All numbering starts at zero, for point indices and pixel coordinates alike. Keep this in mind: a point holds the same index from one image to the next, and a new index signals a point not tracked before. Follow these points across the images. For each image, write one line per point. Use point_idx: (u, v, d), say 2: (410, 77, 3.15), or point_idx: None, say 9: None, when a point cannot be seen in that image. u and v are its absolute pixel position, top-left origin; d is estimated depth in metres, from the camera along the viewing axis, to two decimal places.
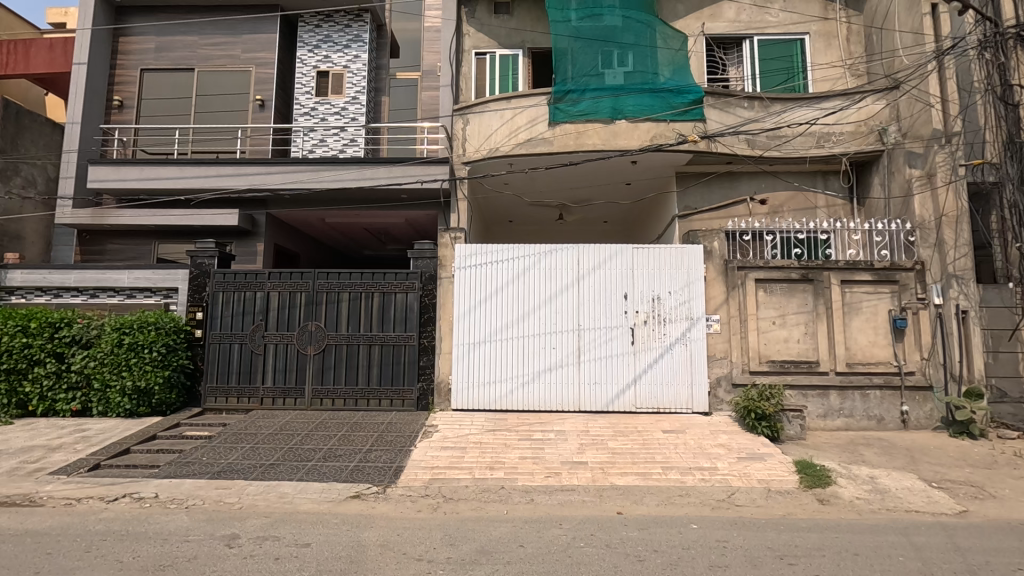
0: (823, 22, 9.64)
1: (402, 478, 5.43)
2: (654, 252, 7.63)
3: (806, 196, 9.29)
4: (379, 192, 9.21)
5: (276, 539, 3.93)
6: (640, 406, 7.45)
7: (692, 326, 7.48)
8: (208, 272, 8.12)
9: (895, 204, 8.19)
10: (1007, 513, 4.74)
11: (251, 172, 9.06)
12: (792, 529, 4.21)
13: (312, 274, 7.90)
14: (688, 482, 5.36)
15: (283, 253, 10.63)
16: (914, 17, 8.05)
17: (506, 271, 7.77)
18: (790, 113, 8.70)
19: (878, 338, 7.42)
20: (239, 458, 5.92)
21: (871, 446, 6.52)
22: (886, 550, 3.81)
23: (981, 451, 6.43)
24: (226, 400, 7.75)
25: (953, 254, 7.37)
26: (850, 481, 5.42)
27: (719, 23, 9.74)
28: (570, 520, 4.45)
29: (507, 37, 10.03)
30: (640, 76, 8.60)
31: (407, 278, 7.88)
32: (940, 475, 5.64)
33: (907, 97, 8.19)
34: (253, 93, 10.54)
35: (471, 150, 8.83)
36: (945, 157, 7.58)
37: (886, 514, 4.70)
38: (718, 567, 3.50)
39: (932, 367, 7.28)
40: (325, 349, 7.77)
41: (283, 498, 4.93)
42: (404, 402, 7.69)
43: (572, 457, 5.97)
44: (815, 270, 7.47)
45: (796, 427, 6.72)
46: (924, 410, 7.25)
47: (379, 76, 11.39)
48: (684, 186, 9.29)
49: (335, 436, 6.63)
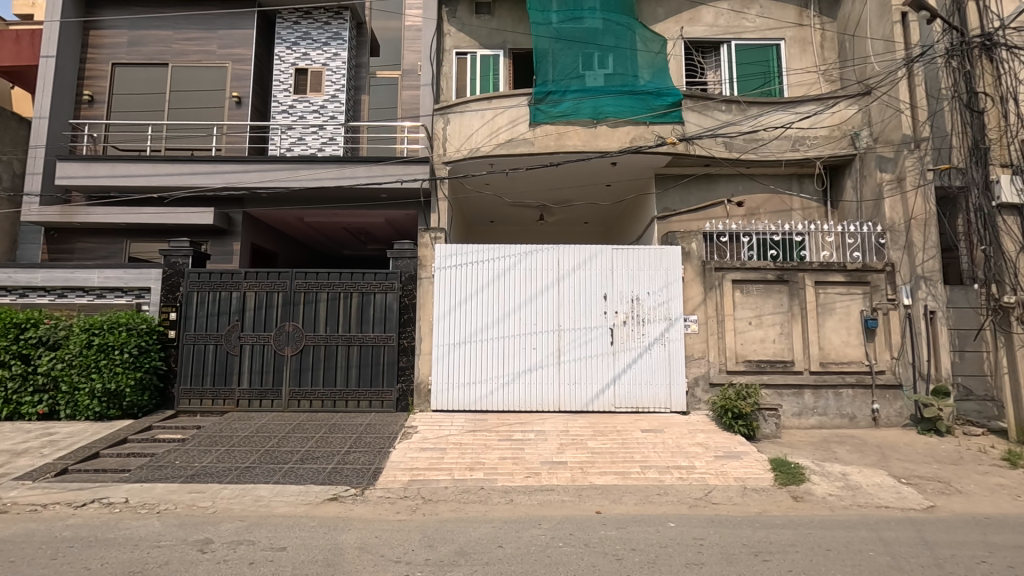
0: (798, 28, 9.85)
1: (380, 480, 5.39)
2: (633, 253, 7.69)
3: (781, 198, 9.48)
4: (358, 191, 9.13)
5: (251, 543, 3.86)
6: (620, 406, 7.50)
7: (671, 326, 7.57)
8: (182, 271, 7.94)
9: (867, 207, 8.42)
10: (972, 507, 4.89)
11: (228, 170, 8.89)
12: (767, 526, 4.28)
13: (289, 274, 7.80)
14: (666, 481, 5.41)
15: (261, 253, 10.47)
16: (885, 25, 8.24)
17: (486, 272, 7.76)
18: (766, 117, 8.85)
19: (850, 338, 7.61)
20: (213, 462, 5.80)
21: (843, 444, 6.67)
22: (857, 545, 3.89)
23: (948, 447, 6.63)
24: (201, 402, 7.61)
25: (921, 256, 7.55)
26: (823, 478, 5.53)
27: (698, 27, 9.88)
28: (549, 519, 4.46)
29: (488, 37, 10.03)
30: (620, 78, 8.67)
31: (386, 277, 7.82)
32: (909, 471, 5.79)
33: (879, 102, 8.43)
34: (229, 89, 10.37)
35: (451, 150, 8.77)
36: (914, 161, 7.78)
37: (858, 509, 4.81)
38: (695, 564, 3.54)
39: (901, 366, 7.49)
40: (303, 350, 7.67)
41: (258, 501, 4.85)
42: (383, 403, 7.63)
43: (552, 457, 5.99)
44: (790, 271, 7.61)
45: (771, 425, 6.82)
46: (895, 407, 7.45)
47: (358, 74, 11.32)
48: (664, 188, 9.40)
49: (313, 438, 6.56)
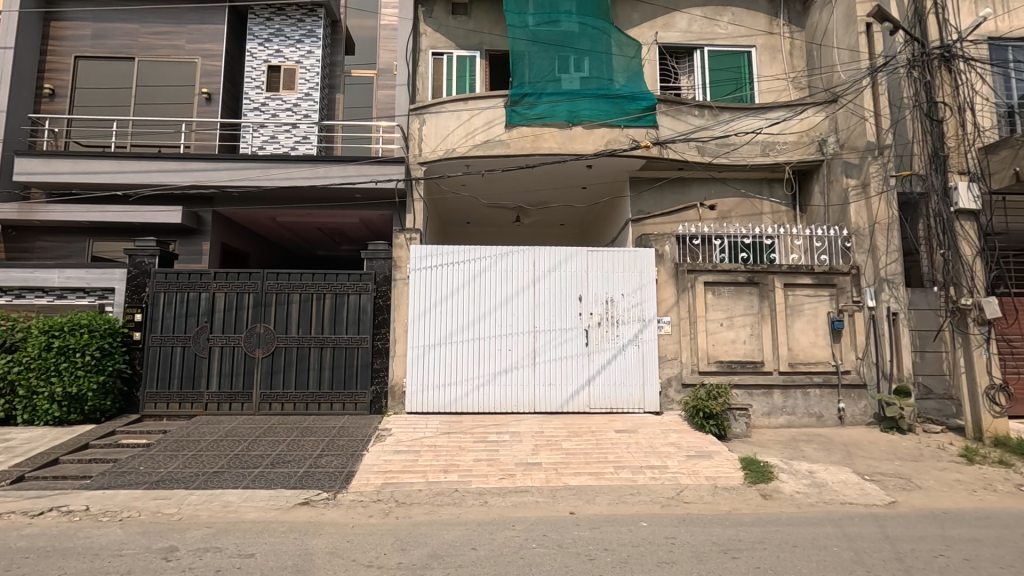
0: (768, 36, 10.07)
1: (353, 484, 5.31)
2: (608, 255, 7.77)
3: (752, 202, 9.67)
4: (332, 191, 9.01)
5: (218, 550, 3.78)
6: (594, 406, 7.56)
7: (645, 327, 7.66)
8: (148, 272, 7.72)
9: (834, 211, 8.65)
10: (931, 502, 5.06)
11: (197, 168, 8.70)
12: (736, 524, 4.36)
13: (260, 274, 7.65)
14: (639, 481, 5.47)
15: (231, 252, 10.23)
16: (851, 35, 8.50)
17: (462, 273, 7.73)
18: (737, 122, 9.04)
19: (818, 339, 7.81)
20: (179, 467, 5.66)
21: (811, 442, 6.83)
22: (821, 541, 4.00)
23: (909, 444, 6.85)
24: (167, 406, 7.41)
25: (884, 260, 7.82)
26: (790, 476, 5.66)
27: (672, 33, 10.04)
28: (523, 521, 4.46)
29: (464, 38, 10.01)
30: (596, 82, 8.75)
31: (360, 278, 7.73)
32: (872, 468, 5.97)
33: (845, 110, 8.68)
34: (199, 85, 10.13)
35: (427, 151, 8.72)
36: (878, 168, 8.09)
37: (823, 506, 4.93)
38: (666, 563, 3.58)
39: (866, 366, 7.73)
40: (275, 352, 7.54)
41: (227, 507, 4.74)
42: (357, 405, 7.54)
43: (527, 458, 6.01)
44: (760, 273, 7.78)
45: (742, 425, 6.95)
46: (859, 406, 7.68)
47: (333, 72, 11.15)
48: (638, 191, 9.52)
49: (284, 441, 6.44)
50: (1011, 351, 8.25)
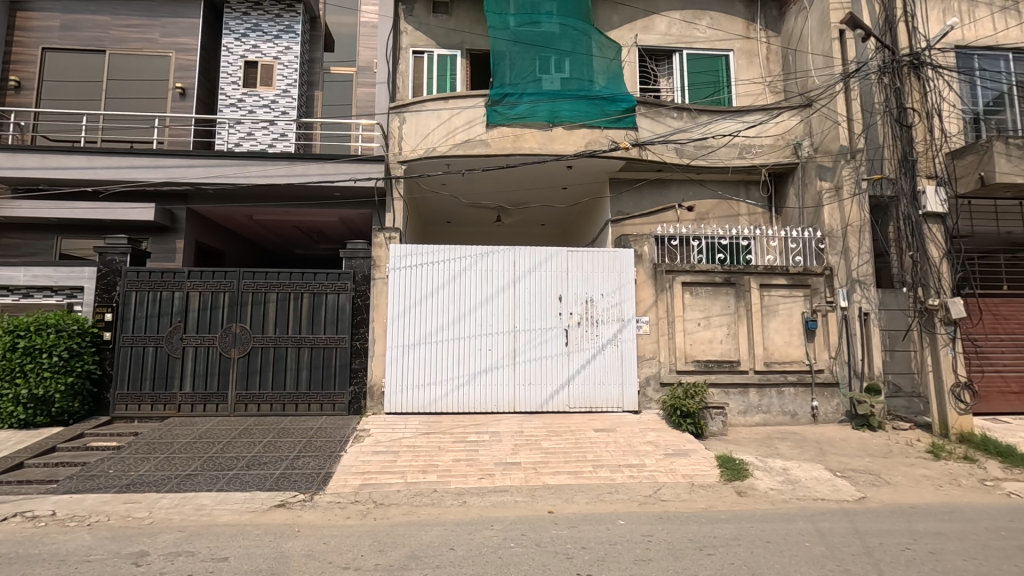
0: (745, 40, 10.23)
1: (331, 485, 5.25)
2: (587, 255, 7.82)
3: (729, 204, 9.81)
4: (310, 189, 8.91)
5: (190, 554, 3.70)
6: (573, 406, 7.59)
7: (624, 327, 7.73)
8: (119, 270, 7.53)
9: (808, 214, 8.83)
10: (900, 497, 5.20)
11: (170, 165, 8.52)
12: (711, 521, 4.42)
13: (236, 273, 7.53)
14: (617, 480, 5.51)
15: (206, 250, 10.04)
16: (825, 41, 8.69)
17: (442, 272, 7.70)
18: (715, 125, 9.15)
19: (792, 339, 7.97)
20: (151, 470, 5.53)
21: (785, 440, 6.96)
22: (794, 536, 4.07)
23: (879, 441, 7.03)
24: (139, 408, 7.24)
25: (856, 261, 8.02)
26: (765, 473, 5.76)
27: (652, 35, 10.13)
28: (501, 520, 4.46)
29: (445, 37, 9.98)
30: (576, 83, 8.79)
31: (339, 278, 7.66)
32: (843, 465, 6.11)
33: (819, 114, 8.88)
34: (173, 80, 9.92)
35: (407, 150, 8.66)
36: (850, 171, 8.28)
37: (797, 502, 5.03)
38: (643, 561, 3.62)
39: (838, 365, 7.92)
40: (251, 352, 7.42)
41: (200, 510, 4.66)
42: (335, 406, 7.46)
43: (506, 458, 6.01)
44: (737, 274, 7.91)
45: (718, 423, 7.05)
46: (831, 404, 7.85)
47: (311, 69, 11.03)
48: (617, 192, 9.59)
49: (261, 442, 6.35)
50: (976, 351, 8.51)
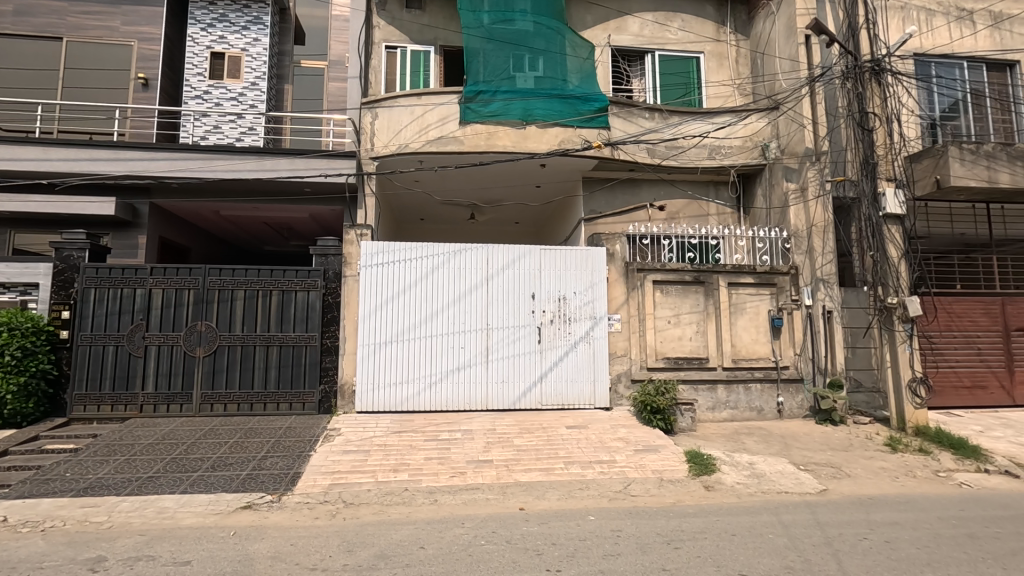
0: (716, 43, 10.41)
1: (299, 486, 5.16)
2: (560, 253, 7.86)
3: (699, 204, 9.98)
4: (279, 185, 8.74)
5: (150, 559, 3.60)
6: (546, 404, 7.64)
7: (596, 325, 7.80)
8: (77, 266, 7.26)
9: (775, 214, 9.03)
10: (859, 489, 5.38)
11: (132, 158, 8.26)
12: (679, 515, 4.50)
13: (202, 270, 7.35)
14: (588, 476, 5.56)
15: (170, 246, 9.76)
16: (791, 46, 8.90)
17: (415, 270, 7.64)
18: (686, 126, 9.29)
19: (759, 336, 8.16)
20: (110, 473, 5.36)
21: (752, 435, 7.13)
22: (758, 529, 4.18)
23: (840, 435, 7.26)
24: (98, 408, 7.01)
25: (820, 261, 8.25)
26: (731, 468, 5.89)
27: (624, 36, 10.23)
28: (472, 518, 4.46)
29: (419, 33, 9.89)
30: (550, 82, 8.82)
31: (309, 275, 7.56)
32: (807, 459, 6.29)
33: (785, 117, 9.10)
34: (135, 70, 9.61)
35: (379, 146, 8.56)
36: (815, 173, 8.52)
37: (761, 496, 5.16)
38: (611, 555, 3.66)
39: (802, 362, 8.15)
40: (217, 350, 7.25)
41: (162, 513, 4.53)
42: (305, 405, 7.36)
43: (478, 456, 6.00)
44: (705, 273, 8.06)
45: (687, 419, 7.18)
46: (796, 400, 8.08)
47: (281, 62, 10.87)
48: (590, 191, 9.67)
49: (227, 443, 6.21)
50: (931, 347, 8.87)
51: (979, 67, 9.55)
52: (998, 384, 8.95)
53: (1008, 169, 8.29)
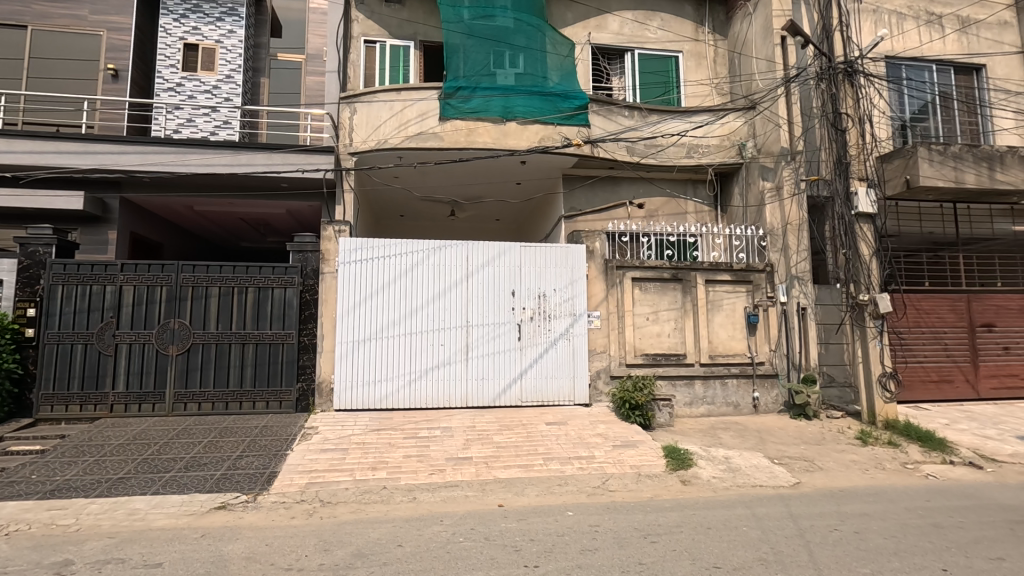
0: (694, 42, 10.51)
1: (275, 485, 5.10)
2: (540, 250, 7.88)
3: (677, 202, 10.08)
4: (255, 180, 8.59)
5: (120, 561, 3.53)
6: (526, 400, 7.66)
7: (576, 322, 7.84)
8: (43, 262, 7.05)
9: (751, 212, 9.17)
10: (831, 482, 5.51)
11: (102, 151, 8.04)
12: (656, 510, 4.55)
13: (175, 266, 7.19)
14: (567, 472, 5.59)
15: (142, 242, 9.53)
16: (767, 47, 9.03)
17: (394, 266, 7.57)
18: (664, 124, 9.37)
19: (736, 333, 8.29)
20: (79, 474, 5.22)
21: (728, 430, 7.24)
22: (733, 522, 4.24)
23: (814, 429, 7.42)
24: (65, 409, 6.81)
25: (795, 258, 8.41)
26: (708, 462, 5.98)
27: (604, 34, 10.27)
28: (451, 515, 4.45)
29: (398, 28, 9.80)
30: (530, 79, 8.82)
31: (285, 272, 7.46)
32: (781, 453, 6.41)
33: (761, 117, 9.23)
34: (104, 61, 9.35)
35: (358, 141, 8.47)
36: (790, 172, 8.66)
37: (737, 489, 5.25)
38: (589, 550, 3.69)
39: (777, 357, 8.30)
40: (190, 349, 7.10)
41: (133, 515, 4.43)
42: (282, 403, 7.27)
43: (457, 453, 5.99)
44: (683, 271, 8.16)
45: (665, 414, 7.26)
46: (771, 395, 8.23)
47: (257, 54, 10.68)
48: (570, 188, 9.70)
49: (201, 443, 6.10)
50: (901, 343, 9.11)
51: (948, 69, 9.81)
52: (964, 378, 9.23)
53: (974, 170, 8.52)
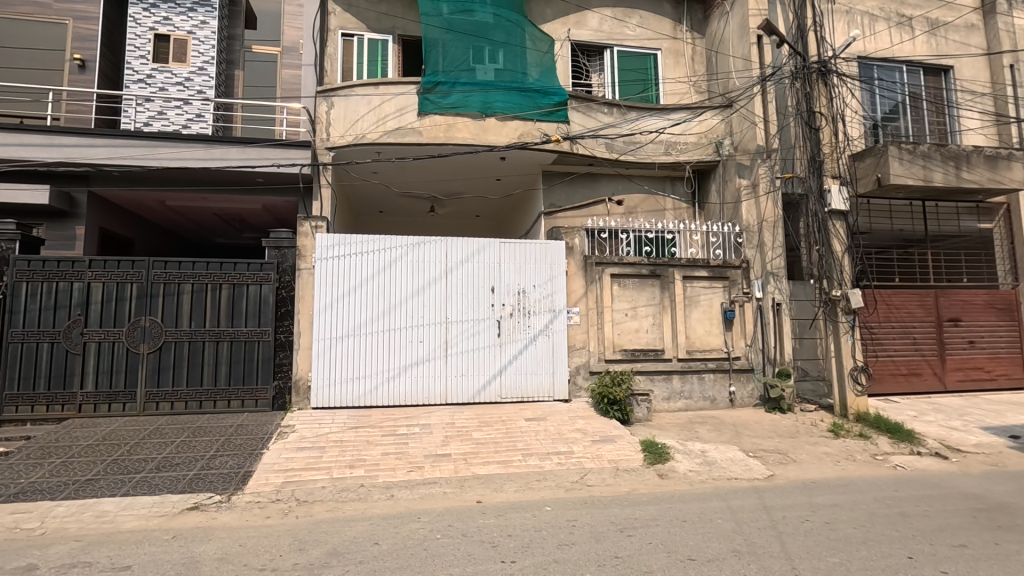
0: (672, 40, 10.59)
1: (250, 485, 5.02)
2: (519, 247, 7.89)
3: (656, 199, 10.16)
4: (229, 174, 8.41)
5: (86, 565, 3.44)
6: (505, 396, 7.66)
7: (555, 318, 7.87)
8: (6, 259, 6.85)
9: (728, 209, 9.28)
10: (804, 474, 5.62)
11: (68, 143, 7.80)
12: (633, 504, 4.59)
13: (146, 263, 7.01)
14: (546, 467, 5.61)
15: (112, 238, 9.28)
16: (744, 46, 9.13)
17: (372, 263, 7.49)
18: (643, 122, 9.43)
19: (712, 328, 8.39)
20: (44, 476, 5.07)
21: (704, 424, 7.33)
22: (708, 514, 4.30)
23: (788, 422, 7.55)
24: (31, 409, 6.61)
25: (770, 255, 8.55)
26: (684, 456, 6.06)
27: (584, 31, 10.29)
28: (429, 512, 4.44)
29: (376, 21, 9.69)
30: (510, 74, 8.79)
31: (261, 269, 7.33)
32: (756, 446, 6.52)
33: (738, 115, 9.36)
34: (70, 50, 9.07)
35: (335, 136, 8.36)
36: (766, 170, 8.81)
37: (712, 482, 5.32)
38: (566, 545, 3.71)
39: (753, 352, 8.43)
40: (163, 347, 6.95)
41: (101, 517, 4.32)
42: (257, 402, 7.16)
43: (436, 450, 5.97)
44: (661, 267, 8.24)
45: (643, 409, 7.33)
46: (747, 389, 8.36)
47: (231, 46, 10.47)
48: (549, 185, 9.70)
49: (173, 443, 5.97)
50: (872, 337, 9.33)
51: (917, 71, 10.05)
52: (931, 371, 9.49)
53: (942, 169, 8.75)
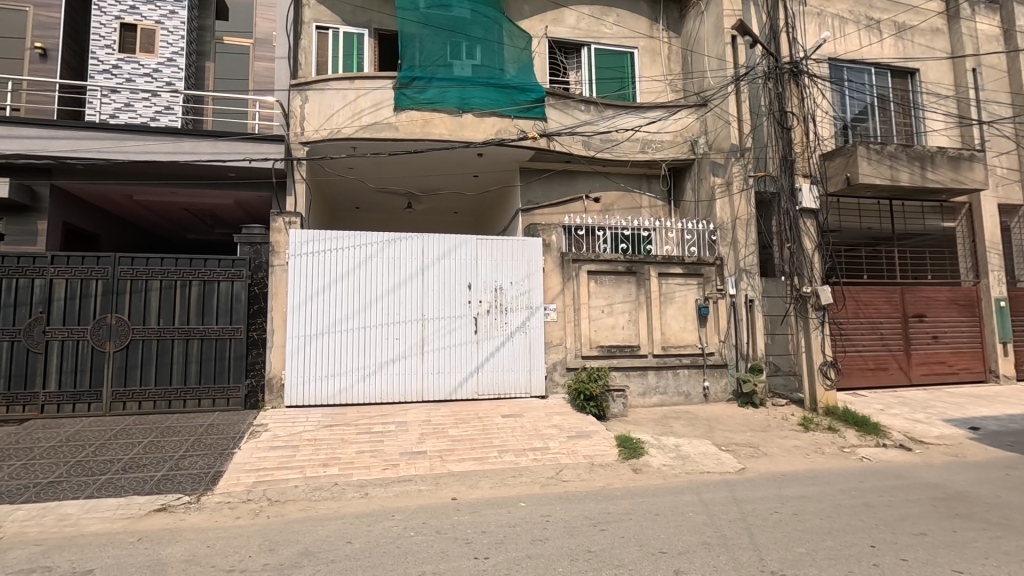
0: (649, 39, 10.67)
1: (220, 485, 4.92)
2: (496, 244, 7.88)
3: (632, 196, 10.24)
4: (199, 168, 8.23)
5: (46, 570, 3.34)
6: (482, 393, 7.66)
7: (532, 315, 7.89)
8: None
9: (703, 207, 9.41)
10: (774, 466, 5.73)
11: (29, 135, 7.54)
12: (607, 498, 4.63)
13: (112, 259, 6.83)
14: (522, 463, 5.62)
15: (76, 233, 9.00)
16: (718, 45, 9.24)
17: (347, 259, 7.40)
18: (619, 120, 9.49)
19: (687, 324, 8.48)
20: (3, 479, 4.90)
21: (679, 419, 7.43)
22: (680, 508, 4.36)
23: (760, 416, 7.71)
24: None
25: (743, 252, 8.71)
26: (658, 450, 6.13)
27: (561, 28, 10.31)
28: (404, 510, 4.41)
29: (352, 14, 9.55)
30: (487, 70, 8.75)
31: (232, 265, 7.19)
32: (728, 439, 6.64)
33: (713, 113, 9.50)
34: (31, 39, 8.76)
35: (310, 131, 8.25)
36: (739, 169, 8.96)
37: (686, 476, 5.40)
38: (539, 540, 3.72)
39: (727, 348, 8.57)
40: (130, 345, 6.77)
41: (64, 521, 4.20)
42: (229, 401, 7.03)
43: (412, 447, 5.94)
44: (637, 264, 8.32)
45: (619, 405, 7.40)
46: (721, 384, 8.50)
47: (201, 38, 10.23)
48: (527, 182, 9.71)
49: (141, 443, 5.83)
50: (841, 332, 9.56)
51: (886, 73, 10.30)
52: (897, 365, 9.77)
53: (908, 168, 8.99)
